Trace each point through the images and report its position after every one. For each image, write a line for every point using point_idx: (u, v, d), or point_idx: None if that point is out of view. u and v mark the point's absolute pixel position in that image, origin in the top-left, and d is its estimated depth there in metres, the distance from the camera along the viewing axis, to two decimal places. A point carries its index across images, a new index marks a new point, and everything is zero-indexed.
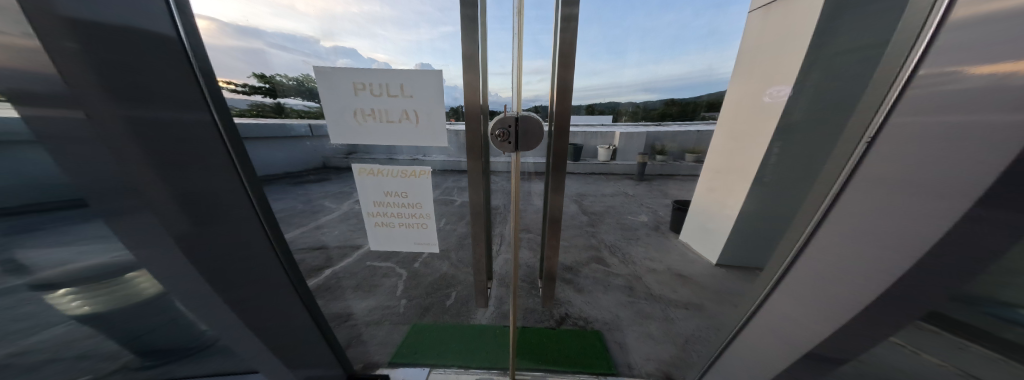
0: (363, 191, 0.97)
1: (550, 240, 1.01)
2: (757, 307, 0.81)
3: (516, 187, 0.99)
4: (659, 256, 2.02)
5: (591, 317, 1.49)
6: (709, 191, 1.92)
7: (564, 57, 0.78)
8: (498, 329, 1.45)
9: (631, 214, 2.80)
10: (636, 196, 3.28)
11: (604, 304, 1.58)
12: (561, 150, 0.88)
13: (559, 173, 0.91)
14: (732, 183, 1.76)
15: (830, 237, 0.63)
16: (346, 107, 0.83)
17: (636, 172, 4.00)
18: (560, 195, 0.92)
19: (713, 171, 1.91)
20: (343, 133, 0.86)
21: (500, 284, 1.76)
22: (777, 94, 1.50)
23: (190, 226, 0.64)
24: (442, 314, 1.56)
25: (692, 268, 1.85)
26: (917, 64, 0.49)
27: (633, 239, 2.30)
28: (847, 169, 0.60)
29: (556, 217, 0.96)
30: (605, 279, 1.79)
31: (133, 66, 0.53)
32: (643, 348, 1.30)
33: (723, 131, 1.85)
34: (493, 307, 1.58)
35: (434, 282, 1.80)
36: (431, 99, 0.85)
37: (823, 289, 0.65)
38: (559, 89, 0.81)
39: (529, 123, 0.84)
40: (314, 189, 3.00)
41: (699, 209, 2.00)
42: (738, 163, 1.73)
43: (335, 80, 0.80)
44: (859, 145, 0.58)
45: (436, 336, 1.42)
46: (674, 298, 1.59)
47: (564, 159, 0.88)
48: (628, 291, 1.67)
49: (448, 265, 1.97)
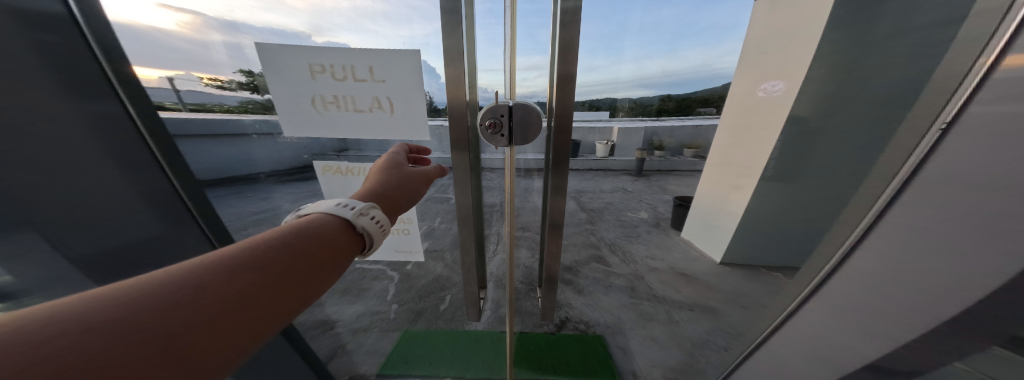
0: (328, 187, 0.99)
1: (551, 243, 0.92)
2: (781, 321, 0.71)
3: (511, 184, 0.90)
4: (660, 254, 1.96)
5: (592, 320, 1.42)
6: (714, 186, 1.86)
7: (564, 41, 0.67)
8: (494, 335, 1.38)
9: (631, 211, 2.74)
10: (636, 192, 3.22)
11: (605, 306, 1.51)
12: (563, 145, 0.78)
13: (561, 169, 0.81)
14: (738, 178, 1.69)
15: (870, 242, 0.54)
16: (306, 93, 0.81)
17: (636, 168, 3.93)
18: (561, 196, 0.84)
19: (717, 165, 1.86)
20: (302, 123, 0.84)
21: (497, 286, 1.68)
22: (771, 89, 1.47)
23: (160, 221, 0.66)
24: (436, 319, 1.48)
25: (696, 266, 1.79)
26: (1007, 42, 0.39)
27: (634, 237, 2.23)
28: (912, 162, 0.48)
29: (558, 218, 0.88)
30: (606, 279, 1.72)
31: (64, 59, 0.52)
32: (648, 354, 1.23)
33: (726, 125, 1.80)
34: (489, 312, 1.49)
35: (426, 285, 1.71)
36: (406, 87, 0.82)
37: (860, 300, 0.57)
38: (560, 78, 0.71)
39: (521, 113, 0.75)
40: None
41: (702, 205, 1.96)
42: (742, 157, 1.67)
43: (290, 63, 0.77)
44: (930, 133, 0.46)
45: (428, 344, 1.34)
46: (678, 299, 1.53)
47: (566, 154, 0.79)
48: (630, 292, 1.60)
49: (442, 267, 1.89)
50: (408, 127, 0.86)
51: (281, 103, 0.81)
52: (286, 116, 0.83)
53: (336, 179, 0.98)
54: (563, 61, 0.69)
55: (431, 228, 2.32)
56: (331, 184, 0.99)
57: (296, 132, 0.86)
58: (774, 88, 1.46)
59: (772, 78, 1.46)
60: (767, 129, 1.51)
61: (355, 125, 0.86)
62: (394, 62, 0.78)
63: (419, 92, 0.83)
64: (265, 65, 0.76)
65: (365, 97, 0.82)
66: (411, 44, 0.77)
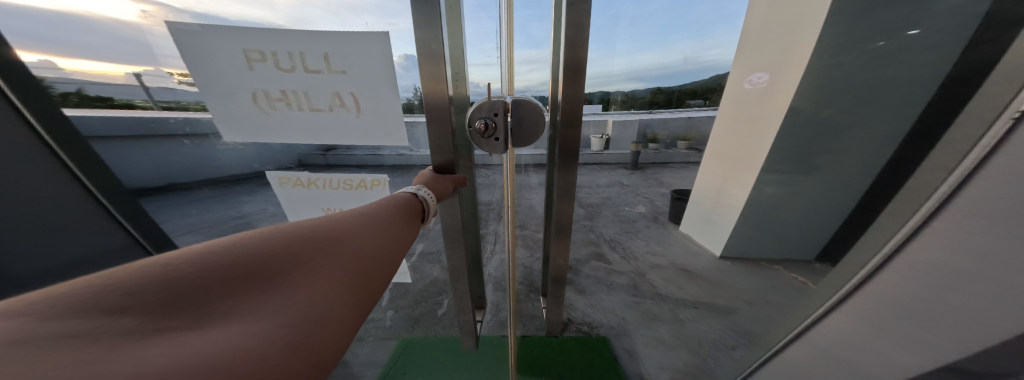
0: (292, 200, 0.92)
1: (558, 248, 0.87)
2: (805, 327, 0.69)
3: (512, 183, 0.85)
4: (661, 250, 1.95)
5: (595, 322, 1.39)
6: (713, 179, 1.84)
7: (572, 30, 0.59)
8: (496, 340, 1.33)
9: (628, 205, 2.72)
10: (632, 186, 3.20)
11: (608, 306, 1.48)
12: (570, 141, 0.71)
13: (570, 169, 0.75)
14: (737, 170, 1.67)
15: (915, 247, 0.51)
16: (246, 89, 0.71)
17: (630, 161, 3.89)
18: (567, 201, 0.79)
19: (716, 156, 1.82)
20: (256, 124, 0.76)
21: (496, 288, 1.63)
22: (756, 81, 1.50)
23: (88, 200, 1.10)
24: (434, 325, 1.42)
25: (697, 262, 1.79)
26: None
27: (633, 232, 2.21)
28: (981, 150, 0.43)
29: (565, 219, 0.82)
30: (607, 278, 1.70)
31: (37, 103, 0.98)
32: (654, 356, 1.21)
33: (723, 116, 1.76)
34: (491, 315, 1.45)
35: (423, 290, 1.64)
36: (373, 79, 0.70)
37: (892, 310, 0.53)
38: (568, 70, 0.63)
39: (524, 109, 0.69)
40: None
41: (701, 198, 1.95)
42: (740, 149, 1.64)
43: (218, 50, 0.67)
44: (1002, 121, 0.41)
45: (428, 354, 1.28)
46: (681, 296, 1.52)
47: (574, 151, 0.72)
48: (632, 290, 1.58)
49: (439, 269, 1.82)
50: (372, 125, 0.76)
51: (231, 103, 0.73)
52: (238, 118, 0.74)
53: (295, 191, 0.90)
54: (570, 51, 0.61)
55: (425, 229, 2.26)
56: (291, 198, 0.92)
57: (251, 136, 0.78)
58: (762, 80, 1.47)
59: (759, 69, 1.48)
60: (764, 122, 1.48)
61: (311, 125, 0.76)
62: (354, 48, 0.67)
63: (388, 87, 0.72)
64: (187, 54, 0.66)
65: (323, 92, 0.72)
66: (377, 25, 0.64)
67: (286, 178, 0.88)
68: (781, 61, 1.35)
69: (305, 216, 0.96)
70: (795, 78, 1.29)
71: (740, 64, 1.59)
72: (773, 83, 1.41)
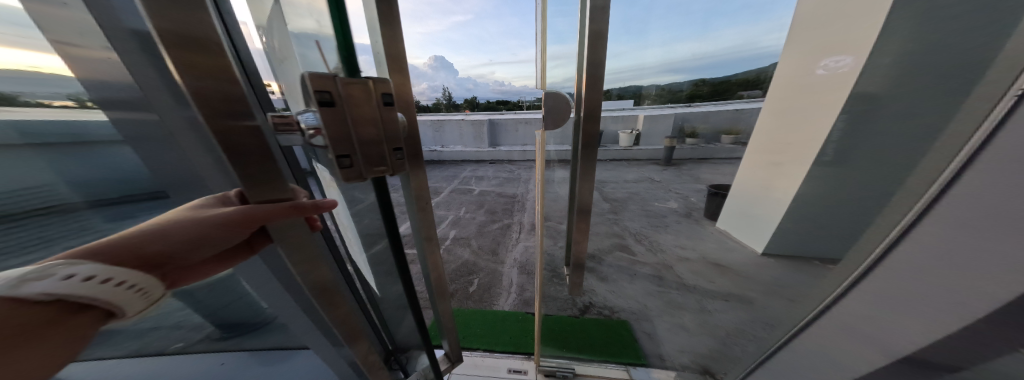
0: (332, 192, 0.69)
1: (579, 230, 0.93)
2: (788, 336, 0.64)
3: (542, 174, 0.96)
4: (691, 244, 2.00)
5: (617, 307, 1.47)
6: (752, 173, 1.83)
7: (594, 36, 0.67)
8: (520, 315, 1.44)
9: (658, 201, 2.70)
10: (663, 182, 3.13)
11: (630, 294, 1.55)
12: (591, 134, 0.79)
13: (591, 158, 0.83)
14: (780, 163, 1.62)
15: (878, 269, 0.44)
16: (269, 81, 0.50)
17: (663, 157, 3.77)
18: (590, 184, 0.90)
19: (759, 149, 1.81)
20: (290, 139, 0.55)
21: (522, 271, 1.77)
22: (834, 65, 1.32)
23: None
24: (466, 300, 1.55)
25: (732, 257, 1.78)
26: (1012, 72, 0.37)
27: (662, 227, 2.24)
28: (977, 135, 0.34)
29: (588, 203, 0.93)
30: (630, 268, 1.76)
31: None
32: (676, 340, 1.26)
33: (773, 105, 1.71)
34: (514, 294, 1.58)
35: (456, 269, 1.79)
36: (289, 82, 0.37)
37: (851, 321, 0.49)
38: (589, 75, 0.71)
39: (554, 101, 0.83)
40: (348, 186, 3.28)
41: (739, 193, 1.93)
42: (784, 142, 1.62)
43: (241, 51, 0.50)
44: (1002, 102, 0.32)
45: (461, 320, 1.40)
46: (712, 289, 1.55)
47: (596, 142, 0.79)
48: (657, 281, 1.64)
49: (469, 252, 1.97)
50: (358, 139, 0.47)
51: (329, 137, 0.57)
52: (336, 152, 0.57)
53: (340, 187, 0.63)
54: (591, 56, 0.70)
55: (457, 217, 2.49)
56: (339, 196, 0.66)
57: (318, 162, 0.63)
58: (841, 63, 1.28)
59: (836, 53, 1.31)
60: (823, 112, 1.38)
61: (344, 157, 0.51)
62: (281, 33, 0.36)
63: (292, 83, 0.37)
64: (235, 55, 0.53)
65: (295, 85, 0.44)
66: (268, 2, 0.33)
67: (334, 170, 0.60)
68: (860, 43, 1.18)
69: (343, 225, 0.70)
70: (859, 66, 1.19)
71: (800, 51, 1.50)
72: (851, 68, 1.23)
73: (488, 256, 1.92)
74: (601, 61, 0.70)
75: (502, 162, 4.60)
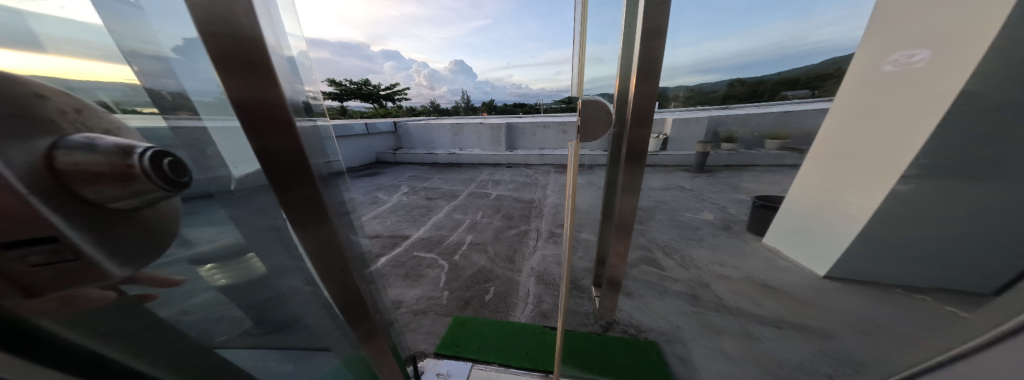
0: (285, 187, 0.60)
1: (617, 248, 0.97)
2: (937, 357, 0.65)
3: (575, 182, 0.90)
4: (731, 261, 1.86)
5: (644, 326, 1.37)
6: (807, 187, 1.65)
7: (649, 35, 0.62)
8: (537, 329, 1.36)
9: (690, 211, 2.53)
10: (695, 190, 2.93)
11: (659, 312, 1.45)
12: (639, 140, 0.76)
13: (636, 167, 0.80)
14: (846, 174, 1.43)
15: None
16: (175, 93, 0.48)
17: (695, 164, 3.55)
18: (630, 197, 0.84)
19: (821, 158, 1.58)
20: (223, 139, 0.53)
21: (541, 282, 1.69)
22: (916, 57, 1.18)
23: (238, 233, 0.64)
24: (482, 308, 1.49)
25: (784, 278, 1.64)
26: None
27: (695, 240, 2.11)
28: None
29: (626, 217, 0.90)
30: (659, 284, 1.67)
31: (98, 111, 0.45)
32: (714, 367, 1.16)
33: (840, 109, 1.50)
34: (532, 305, 1.51)
35: (473, 276, 1.75)
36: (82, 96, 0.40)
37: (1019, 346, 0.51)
38: (641, 74, 0.66)
39: (592, 109, 0.85)
40: (373, 188, 3.41)
41: (792, 210, 1.75)
42: (853, 150, 1.40)
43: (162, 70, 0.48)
44: None
45: (476, 330, 1.35)
46: (759, 313, 1.43)
47: (644, 148, 0.76)
48: (691, 300, 1.54)
49: (485, 259, 1.92)
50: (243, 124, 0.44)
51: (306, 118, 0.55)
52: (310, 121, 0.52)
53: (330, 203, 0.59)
54: (643, 59, 0.64)
55: (474, 221, 2.47)
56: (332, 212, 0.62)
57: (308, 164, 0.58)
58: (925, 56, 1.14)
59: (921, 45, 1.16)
60: (909, 116, 1.18)
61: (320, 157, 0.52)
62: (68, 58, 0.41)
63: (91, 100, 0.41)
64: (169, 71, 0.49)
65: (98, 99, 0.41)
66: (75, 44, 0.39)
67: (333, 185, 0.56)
68: (955, 30, 1.05)
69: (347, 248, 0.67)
70: (976, 62, 0.99)
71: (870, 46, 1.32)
72: (939, 61, 1.09)
73: (505, 263, 1.87)
74: (656, 62, 0.64)
75: (519, 166, 4.55)
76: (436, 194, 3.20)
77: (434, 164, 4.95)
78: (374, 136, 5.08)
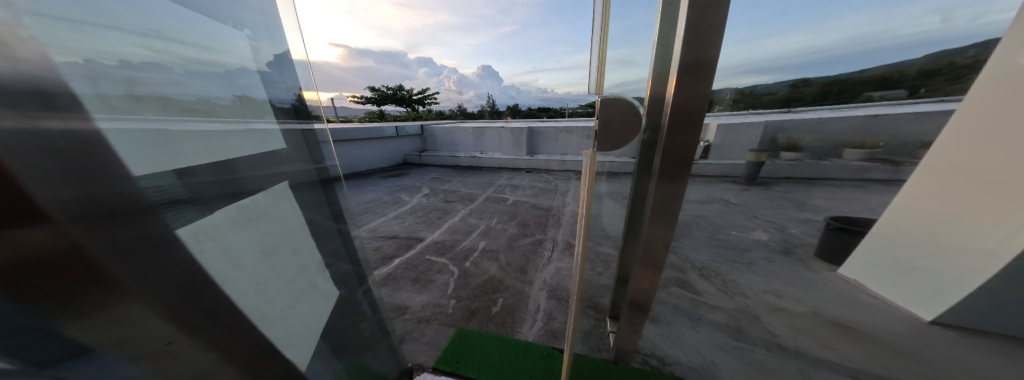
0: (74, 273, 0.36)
1: (642, 276, 0.83)
2: None
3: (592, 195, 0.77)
4: (789, 292, 1.54)
5: (672, 359, 1.16)
6: (926, 211, 1.30)
7: (696, 14, 0.47)
8: (545, 350, 1.22)
9: (736, 229, 2.19)
10: (741, 205, 2.56)
11: (692, 344, 1.24)
12: (681, 148, 0.60)
13: (674, 180, 0.64)
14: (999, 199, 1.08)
15: None
16: None
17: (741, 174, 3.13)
18: (663, 220, 0.69)
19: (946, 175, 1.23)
20: None
21: (554, 297, 1.55)
22: None
23: None
24: (487, 321, 1.40)
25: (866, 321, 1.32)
26: None
27: (741, 264, 1.81)
28: None
29: (655, 245, 0.75)
30: (694, 312, 1.43)
31: None
32: None
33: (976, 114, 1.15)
34: (541, 323, 1.37)
35: (482, 285, 1.66)
36: None
37: None
38: (686, 65, 0.51)
39: (620, 111, 0.72)
40: (397, 189, 3.53)
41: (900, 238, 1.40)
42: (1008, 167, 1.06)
43: None
44: None
45: (479, 345, 1.25)
46: (827, 358, 1.15)
47: (688, 159, 0.60)
48: (734, 334, 1.29)
49: (496, 267, 1.82)
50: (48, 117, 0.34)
51: (126, 82, 0.42)
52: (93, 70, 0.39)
53: (220, 245, 0.52)
54: (685, 46, 0.50)
55: (489, 227, 2.39)
56: (241, 241, 0.56)
57: (234, 170, 0.57)
58: None
59: None
60: None
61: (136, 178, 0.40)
62: None
63: None
64: None
65: None
66: None
67: (186, 244, 0.46)
68: None
69: (266, 289, 0.62)
70: None
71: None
72: None
73: (516, 273, 1.76)
74: (704, 49, 0.50)
75: (540, 171, 4.43)
76: (454, 197, 3.20)
77: (456, 166, 5.02)
78: (402, 138, 5.31)
